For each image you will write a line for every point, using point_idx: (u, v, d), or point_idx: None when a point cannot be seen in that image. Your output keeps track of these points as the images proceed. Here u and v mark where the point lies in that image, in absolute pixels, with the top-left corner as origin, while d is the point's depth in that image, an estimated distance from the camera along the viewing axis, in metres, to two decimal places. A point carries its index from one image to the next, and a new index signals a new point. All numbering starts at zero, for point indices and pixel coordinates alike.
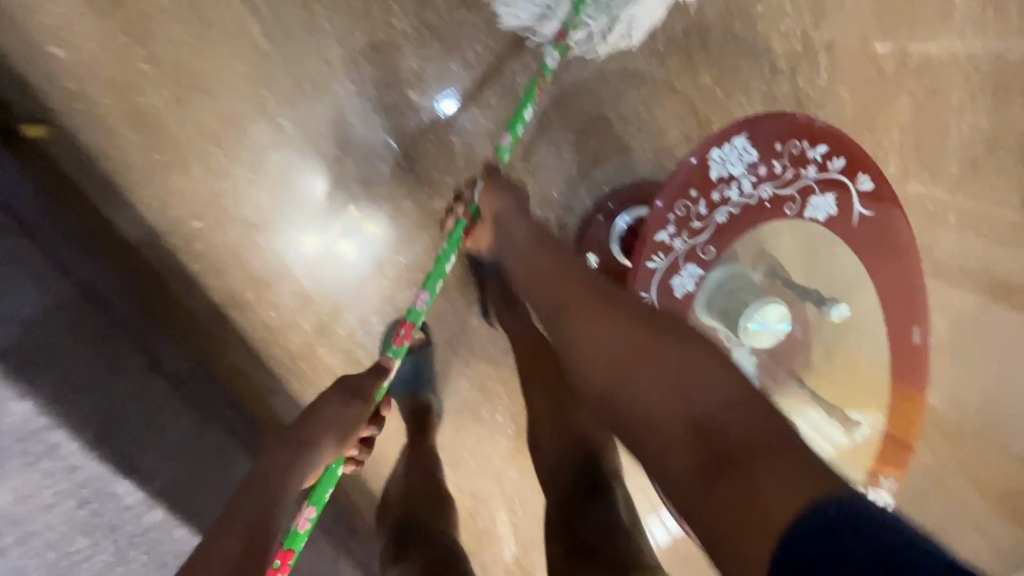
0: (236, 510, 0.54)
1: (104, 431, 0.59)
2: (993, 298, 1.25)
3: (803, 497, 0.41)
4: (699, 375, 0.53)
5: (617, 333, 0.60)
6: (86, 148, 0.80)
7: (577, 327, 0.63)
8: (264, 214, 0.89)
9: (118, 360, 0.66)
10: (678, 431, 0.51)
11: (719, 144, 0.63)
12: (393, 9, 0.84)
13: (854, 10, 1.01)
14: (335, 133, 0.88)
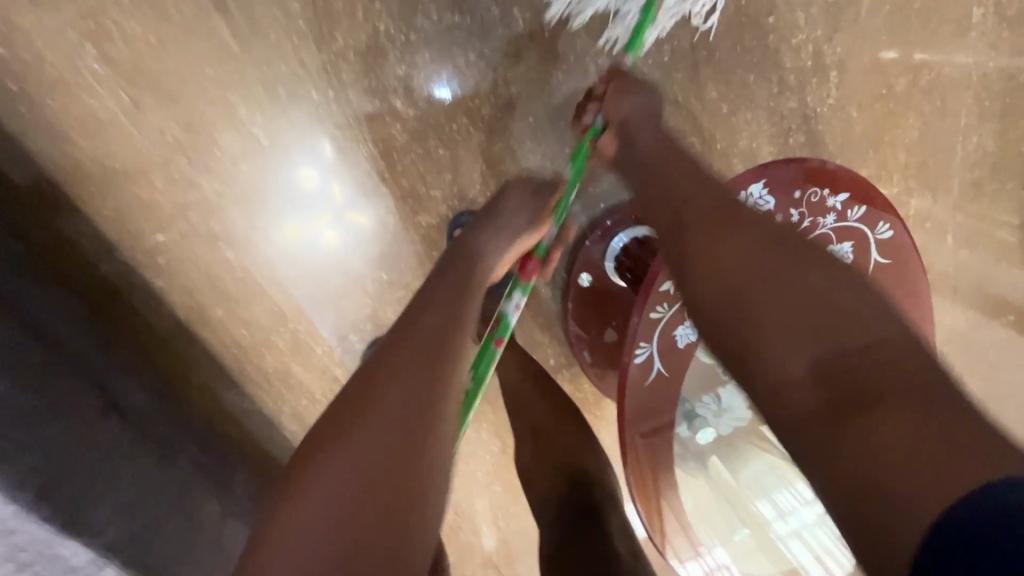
0: (370, 422, 0.47)
1: (43, 488, 0.53)
2: (987, 320, 1.23)
3: (981, 463, 0.37)
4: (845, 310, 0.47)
5: (737, 250, 0.53)
6: (34, 156, 0.72)
7: (694, 238, 0.56)
8: (240, 211, 0.81)
9: (60, 406, 0.60)
10: (806, 368, 0.46)
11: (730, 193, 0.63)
12: (376, 10, 0.76)
13: (868, 24, 0.95)
14: (318, 131, 0.80)
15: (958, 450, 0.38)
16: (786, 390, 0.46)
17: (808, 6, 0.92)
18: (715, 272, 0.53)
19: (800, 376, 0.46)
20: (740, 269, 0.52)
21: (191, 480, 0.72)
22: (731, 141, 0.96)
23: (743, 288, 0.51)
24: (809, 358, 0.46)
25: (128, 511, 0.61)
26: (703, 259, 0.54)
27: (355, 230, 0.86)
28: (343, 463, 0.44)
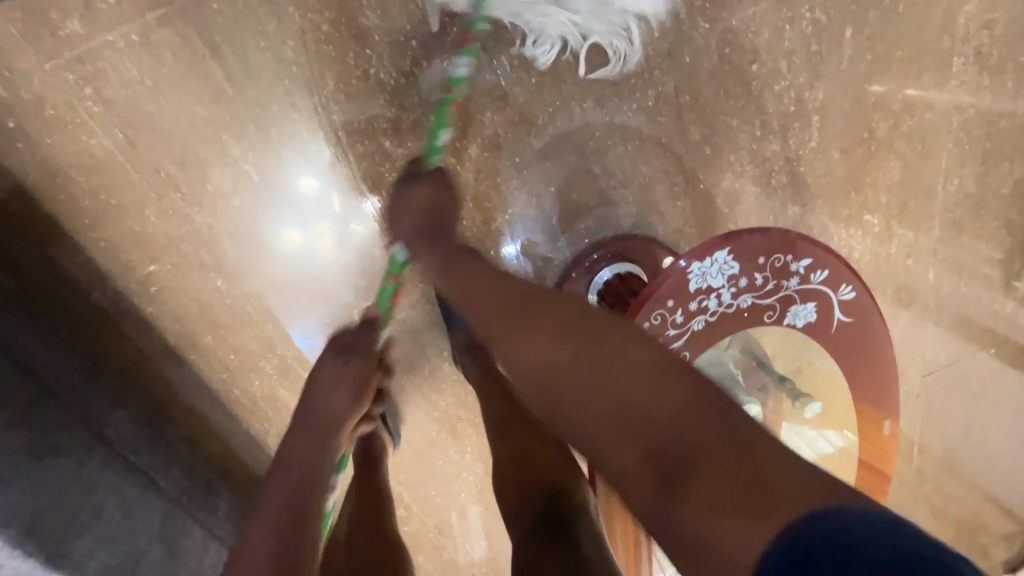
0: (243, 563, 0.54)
1: (30, 525, 0.55)
2: (968, 354, 1.24)
3: (782, 511, 0.42)
4: (641, 385, 0.51)
5: (543, 343, 0.56)
6: (30, 189, 0.74)
7: (503, 337, 0.59)
8: (239, 221, 0.83)
9: (51, 441, 0.62)
10: (637, 456, 0.49)
11: (703, 258, 0.59)
12: (367, 55, 0.79)
13: (851, 71, 0.97)
14: (313, 159, 0.82)
15: (757, 504, 0.42)
16: (624, 472, 0.50)
17: (791, 55, 0.94)
18: (534, 373, 0.57)
19: (630, 463, 0.50)
20: (557, 363, 0.55)
21: (176, 509, 0.74)
22: (714, 180, 0.98)
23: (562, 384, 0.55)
24: (632, 441, 0.50)
25: (112, 542, 0.63)
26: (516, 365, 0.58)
27: (350, 241, 0.87)
28: None
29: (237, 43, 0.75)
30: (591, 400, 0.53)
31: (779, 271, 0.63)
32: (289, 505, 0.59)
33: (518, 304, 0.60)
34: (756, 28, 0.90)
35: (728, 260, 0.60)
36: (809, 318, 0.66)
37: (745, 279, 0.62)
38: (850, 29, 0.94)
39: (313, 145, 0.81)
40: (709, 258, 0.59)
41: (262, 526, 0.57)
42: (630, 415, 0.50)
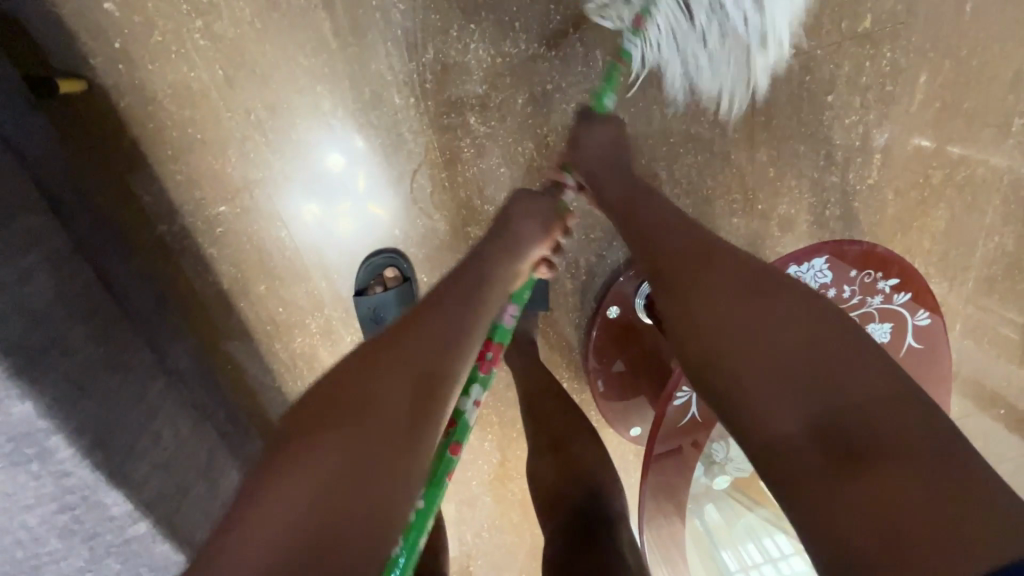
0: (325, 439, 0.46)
1: (101, 438, 0.54)
2: (983, 410, 1.25)
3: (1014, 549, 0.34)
4: (851, 370, 0.44)
5: (731, 291, 0.53)
6: (122, 112, 0.76)
7: (699, 293, 0.54)
8: (283, 177, 0.83)
9: (127, 360, 0.61)
10: (803, 426, 0.44)
11: (796, 263, 0.64)
12: (470, 30, 0.80)
13: (918, 114, 0.99)
14: (386, 124, 0.83)
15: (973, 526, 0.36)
16: (789, 442, 0.44)
17: (864, 91, 0.95)
18: (715, 323, 0.51)
19: (796, 432, 0.44)
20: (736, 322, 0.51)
21: (218, 450, 0.74)
22: (771, 203, 1.00)
23: (764, 338, 0.48)
24: (807, 405, 0.44)
25: (165, 470, 0.62)
26: (703, 303, 0.53)
27: (372, 221, 0.88)
28: (331, 447, 0.45)
29: (350, 1, 0.77)
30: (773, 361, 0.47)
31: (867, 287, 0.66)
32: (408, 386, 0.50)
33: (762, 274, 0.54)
34: (838, 59, 0.92)
35: (821, 269, 0.64)
36: (884, 339, 0.67)
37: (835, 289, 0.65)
38: (925, 74, 0.96)
39: (380, 112, 0.82)
40: (804, 265, 0.64)
41: (353, 441, 0.46)
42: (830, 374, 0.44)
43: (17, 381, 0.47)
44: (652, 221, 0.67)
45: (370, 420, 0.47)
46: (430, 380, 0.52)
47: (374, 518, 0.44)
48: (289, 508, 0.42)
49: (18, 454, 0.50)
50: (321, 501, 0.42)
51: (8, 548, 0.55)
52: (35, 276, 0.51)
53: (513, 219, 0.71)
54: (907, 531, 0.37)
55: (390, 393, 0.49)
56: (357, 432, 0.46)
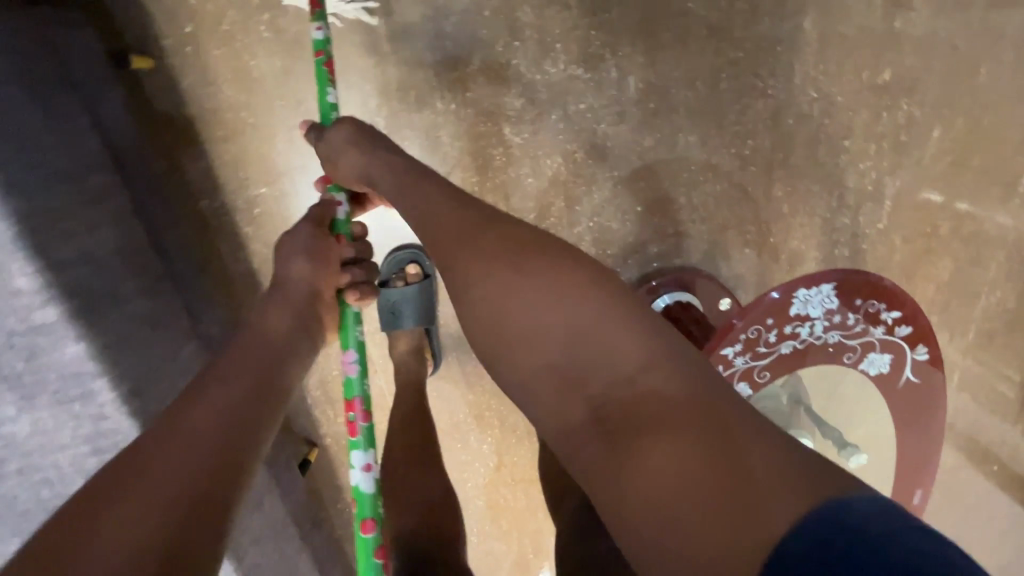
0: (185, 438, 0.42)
1: (138, 389, 0.57)
2: (972, 463, 1.27)
3: (786, 501, 0.34)
4: (603, 341, 0.45)
5: (488, 278, 0.49)
6: (182, 90, 0.81)
7: (473, 281, 0.50)
8: (321, 166, 0.88)
9: (167, 319, 0.64)
10: (587, 416, 0.44)
11: (807, 286, 0.62)
12: (515, 46, 0.86)
13: (930, 166, 1.03)
14: (425, 125, 0.87)
15: (741, 493, 0.35)
16: (566, 428, 0.45)
17: (880, 139, 1.00)
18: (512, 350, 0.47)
19: (580, 420, 0.44)
20: (507, 311, 0.48)
21: None
22: (783, 237, 1.04)
23: (541, 336, 0.47)
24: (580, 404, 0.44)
25: None
26: (477, 291, 0.50)
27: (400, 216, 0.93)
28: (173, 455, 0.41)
29: (407, 10, 0.83)
30: (541, 352, 0.47)
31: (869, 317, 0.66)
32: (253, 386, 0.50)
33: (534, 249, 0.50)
34: (858, 106, 0.97)
35: (831, 295, 0.63)
36: (882, 368, 0.69)
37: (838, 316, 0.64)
38: (938, 128, 1.00)
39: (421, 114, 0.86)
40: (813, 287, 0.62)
41: (181, 450, 0.41)
42: (599, 363, 0.45)
43: (75, 323, 0.51)
44: (416, 210, 0.56)
45: (183, 446, 0.42)
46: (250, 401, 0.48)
47: (204, 505, 0.39)
48: (79, 549, 0.35)
49: (64, 392, 0.54)
50: (119, 528, 0.36)
51: (35, 487, 0.58)
52: (100, 227, 0.55)
53: (279, 263, 0.62)
54: (680, 525, 0.36)
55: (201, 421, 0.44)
56: (166, 454, 0.41)
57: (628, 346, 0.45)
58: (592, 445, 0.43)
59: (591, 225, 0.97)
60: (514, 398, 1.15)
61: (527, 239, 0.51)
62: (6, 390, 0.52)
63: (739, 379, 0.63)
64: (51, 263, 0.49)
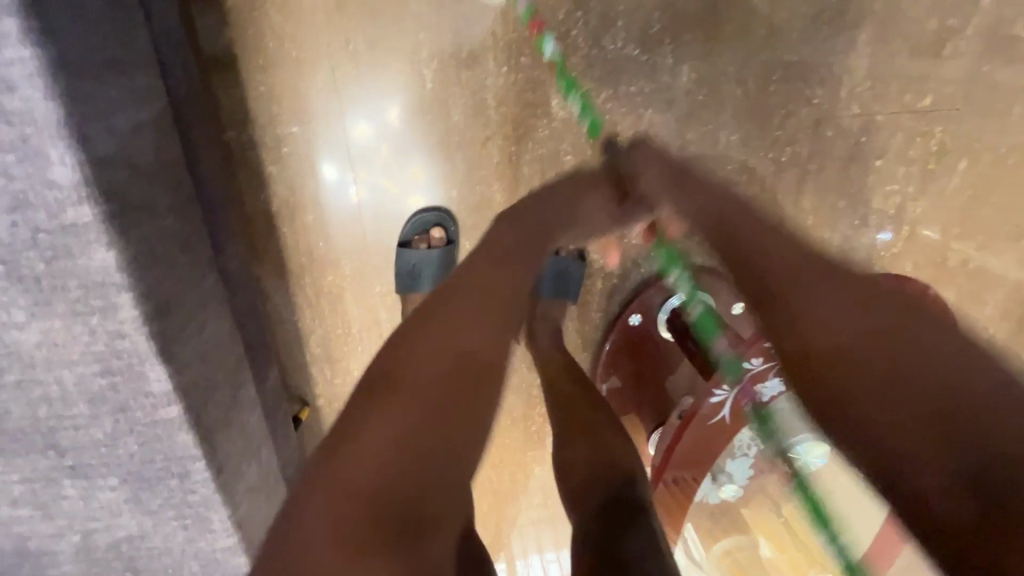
0: (403, 386, 0.53)
1: (161, 310, 0.53)
2: None
3: None
4: (935, 327, 0.44)
5: (827, 300, 0.48)
6: (228, 12, 0.77)
7: (762, 261, 0.54)
8: (358, 112, 0.84)
9: (193, 242, 0.61)
10: (878, 401, 0.42)
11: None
12: (576, 16, 0.84)
13: (951, 197, 1.05)
14: (473, 87, 0.86)
15: None
16: (886, 403, 0.41)
17: (909, 165, 1.01)
18: (824, 332, 0.47)
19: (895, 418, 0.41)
20: (866, 335, 0.45)
21: (245, 361, 0.73)
22: None
23: (849, 333, 0.46)
24: (881, 371, 0.42)
25: (202, 362, 0.61)
26: (807, 322, 0.48)
27: (435, 175, 0.90)
28: (382, 418, 0.50)
29: None
30: (900, 375, 0.42)
31: None
32: (484, 324, 0.60)
33: (840, 283, 0.49)
34: (895, 128, 0.98)
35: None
36: None
37: None
38: (965, 163, 1.03)
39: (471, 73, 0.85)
40: None
41: (402, 402, 0.51)
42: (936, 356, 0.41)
43: (108, 228, 0.47)
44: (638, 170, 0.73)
45: (407, 405, 0.51)
46: (449, 416, 0.52)
47: (421, 483, 0.48)
48: (343, 531, 0.44)
49: (83, 303, 0.49)
50: (362, 530, 0.44)
51: (33, 403, 0.54)
52: (142, 130, 0.51)
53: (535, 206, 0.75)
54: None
55: (400, 431, 0.50)
56: (392, 402, 0.51)
57: (938, 336, 0.43)
58: (903, 415, 0.40)
59: None
60: (515, 379, 1.14)
61: (772, 229, 0.58)
62: (21, 291, 0.48)
63: None
64: (93, 158, 0.45)
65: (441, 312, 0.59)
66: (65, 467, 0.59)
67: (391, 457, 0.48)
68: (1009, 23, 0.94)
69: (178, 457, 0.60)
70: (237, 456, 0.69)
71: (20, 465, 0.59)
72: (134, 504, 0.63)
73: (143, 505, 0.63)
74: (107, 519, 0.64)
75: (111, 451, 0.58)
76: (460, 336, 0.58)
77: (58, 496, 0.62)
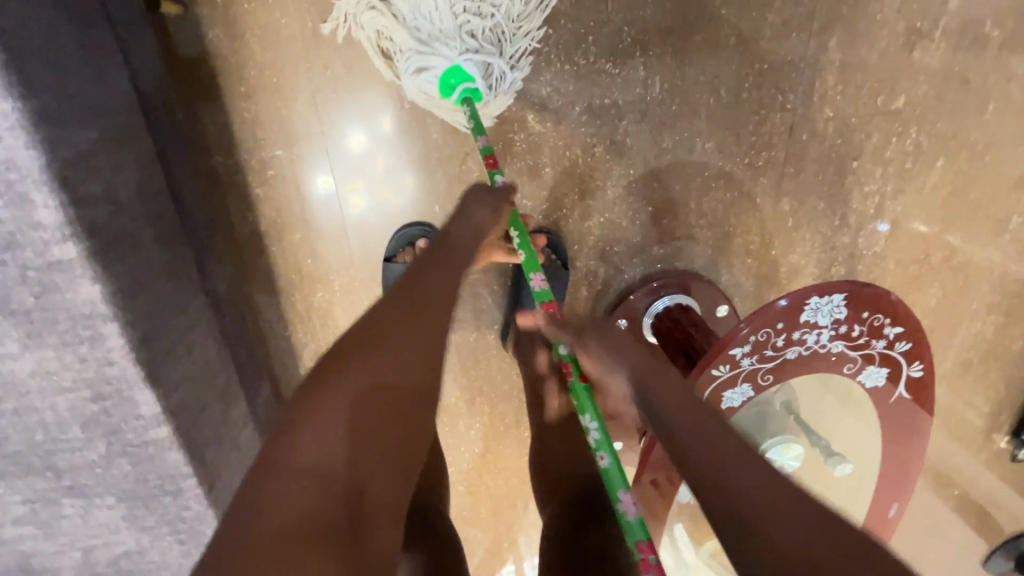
0: (327, 407, 0.52)
1: (147, 336, 0.56)
2: (928, 487, 1.31)
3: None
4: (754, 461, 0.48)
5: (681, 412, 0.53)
6: (209, 43, 0.80)
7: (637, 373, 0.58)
8: (340, 133, 0.87)
9: (179, 269, 0.63)
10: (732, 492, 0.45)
11: (818, 294, 0.60)
12: (548, 33, 0.87)
13: (929, 194, 1.06)
14: None
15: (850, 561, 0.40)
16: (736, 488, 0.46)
17: (886, 164, 1.03)
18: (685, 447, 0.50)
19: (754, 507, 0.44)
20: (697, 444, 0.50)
21: (236, 379, 0.76)
22: (784, 252, 1.07)
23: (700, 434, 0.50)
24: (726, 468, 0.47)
25: (191, 383, 0.64)
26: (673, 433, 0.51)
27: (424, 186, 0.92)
28: (308, 440, 0.50)
29: None
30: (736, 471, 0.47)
31: (875, 331, 0.64)
32: (409, 349, 0.58)
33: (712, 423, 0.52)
34: (870, 129, 0.99)
35: (840, 305, 0.61)
36: (877, 381, 0.69)
37: (845, 326, 0.62)
38: (942, 160, 1.04)
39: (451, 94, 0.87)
40: (825, 298, 0.60)
41: (319, 419, 0.51)
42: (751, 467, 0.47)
43: (93, 264, 0.50)
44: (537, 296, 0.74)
45: (327, 426, 0.51)
46: (383, 424, 0.54)
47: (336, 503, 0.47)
48: (271, 521, 0.44)
49: (72, 333, 0.52)
50: (295, 519, 0.45)
51: (29, 428, 0.57)
52: (125, 168, 0.54)
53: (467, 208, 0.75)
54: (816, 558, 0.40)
55: (334, 433, 0.51)
56: (315, 426, 0.51)
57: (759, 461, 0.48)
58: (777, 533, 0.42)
59: (601, 222, 1.01)
60: (506, 386, 1.16)
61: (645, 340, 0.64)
62: (12, 324, 0.51)
63: (743, 380, 0.64)
64: (76, 198, 0.48)
65: (366, 336, 0.58)
66: (62, 487, 0.62)
67: (312, 481, 0.48)
68: (977, 22, 0.96)
69: (170, 475, 0.63)
70: (230, 471, 0.71)
71: (20, 487, 0.61)
72: (131, 520, 0.66)
73: (139, 521, 0.66)
74: (106, 535, 0.67)
75: (106, 471, 0.61)
76: (385, 358, 0.57)
77: (58, 514, 0.64)
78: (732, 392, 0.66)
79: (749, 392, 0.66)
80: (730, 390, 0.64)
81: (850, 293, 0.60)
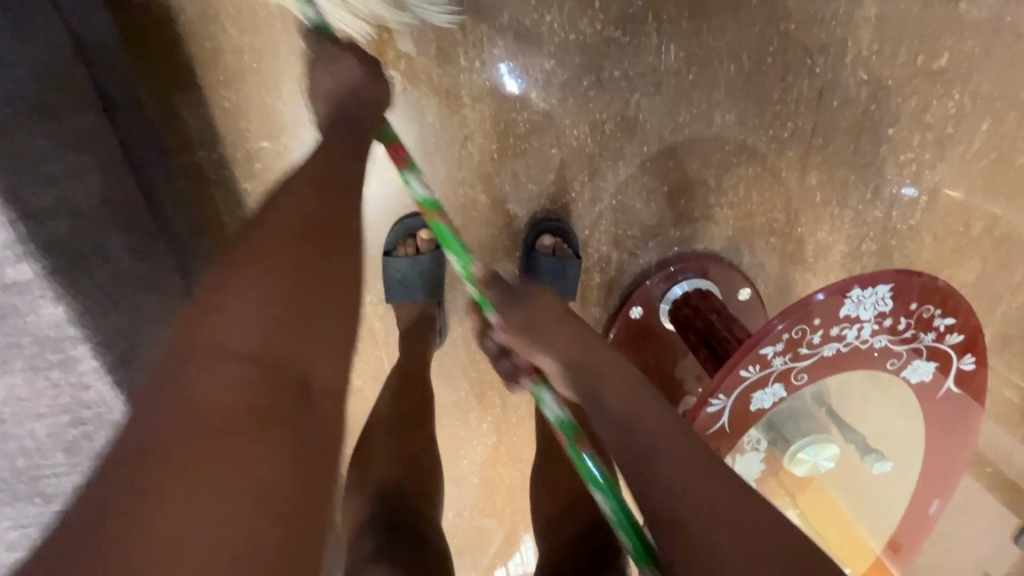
0: (243, 285, 0.41)
1: (126, 356, 0.52)
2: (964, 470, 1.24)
3: None
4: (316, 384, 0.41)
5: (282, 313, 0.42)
6: (182, 27, 0.74)
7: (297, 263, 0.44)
8: None
9: (159, 278, 0.59)
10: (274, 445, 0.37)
11: (862, 286, 0.54)
12: (550, 1, 0.79)
13: (972, 161, 0.97)
14: (447, 85, 0.81)
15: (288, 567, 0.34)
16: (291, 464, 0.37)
17: (925, 130, 0.94)
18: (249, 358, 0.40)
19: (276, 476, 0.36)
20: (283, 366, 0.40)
21: None
22: (811, 229, 0.99)
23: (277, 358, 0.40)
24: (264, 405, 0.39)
25: None
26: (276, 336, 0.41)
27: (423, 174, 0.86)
28: (218, 321, 0.40)
29: None
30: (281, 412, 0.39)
31: (923, 323, 0.58)
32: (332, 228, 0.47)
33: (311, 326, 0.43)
34: (908, 92, 0.90)
35: (886, 298, 0.55)
36: (924, 377, 0.68)
37: (890, 320, 0.56)
38: (988, 122, 0.94)
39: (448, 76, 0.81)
40: (869, 289, 0.54)
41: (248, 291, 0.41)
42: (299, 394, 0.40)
43: (54, 283, 0.45)
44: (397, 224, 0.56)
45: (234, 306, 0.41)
46: (321, 301, 0.44)
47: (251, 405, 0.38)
48: (184, 417, 0.36)
49: (41, 358, 0.48)
50: (218, 414, 0.37)
51: (10, 455, 0.54)
52: (86, 174, 0.49)
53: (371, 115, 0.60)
54: None
55: (254, 312, 0.41)
56: (224, 310, 0.40)
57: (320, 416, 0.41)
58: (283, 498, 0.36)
59: (613, 205, 0.94)
60: None
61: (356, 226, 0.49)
62: None
63: (774, 379, 0.59)
64: None
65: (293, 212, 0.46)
66: (53, 512, 0.59)
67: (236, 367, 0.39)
68: None
69: None
70: None
71: (9, 513, 0.59)
72: None
73: None
74: None
75: None
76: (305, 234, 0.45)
77: None
78: (761, 393, 0.60)
79: (780, 393, 0.60)
80: (760, 392, 0.59)
81: (897, 283, 0.54)
